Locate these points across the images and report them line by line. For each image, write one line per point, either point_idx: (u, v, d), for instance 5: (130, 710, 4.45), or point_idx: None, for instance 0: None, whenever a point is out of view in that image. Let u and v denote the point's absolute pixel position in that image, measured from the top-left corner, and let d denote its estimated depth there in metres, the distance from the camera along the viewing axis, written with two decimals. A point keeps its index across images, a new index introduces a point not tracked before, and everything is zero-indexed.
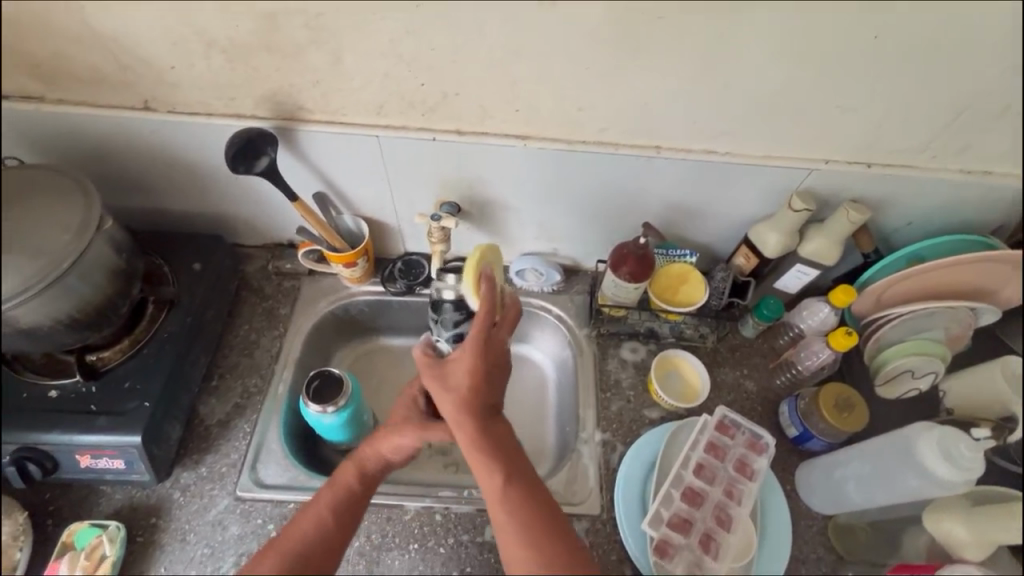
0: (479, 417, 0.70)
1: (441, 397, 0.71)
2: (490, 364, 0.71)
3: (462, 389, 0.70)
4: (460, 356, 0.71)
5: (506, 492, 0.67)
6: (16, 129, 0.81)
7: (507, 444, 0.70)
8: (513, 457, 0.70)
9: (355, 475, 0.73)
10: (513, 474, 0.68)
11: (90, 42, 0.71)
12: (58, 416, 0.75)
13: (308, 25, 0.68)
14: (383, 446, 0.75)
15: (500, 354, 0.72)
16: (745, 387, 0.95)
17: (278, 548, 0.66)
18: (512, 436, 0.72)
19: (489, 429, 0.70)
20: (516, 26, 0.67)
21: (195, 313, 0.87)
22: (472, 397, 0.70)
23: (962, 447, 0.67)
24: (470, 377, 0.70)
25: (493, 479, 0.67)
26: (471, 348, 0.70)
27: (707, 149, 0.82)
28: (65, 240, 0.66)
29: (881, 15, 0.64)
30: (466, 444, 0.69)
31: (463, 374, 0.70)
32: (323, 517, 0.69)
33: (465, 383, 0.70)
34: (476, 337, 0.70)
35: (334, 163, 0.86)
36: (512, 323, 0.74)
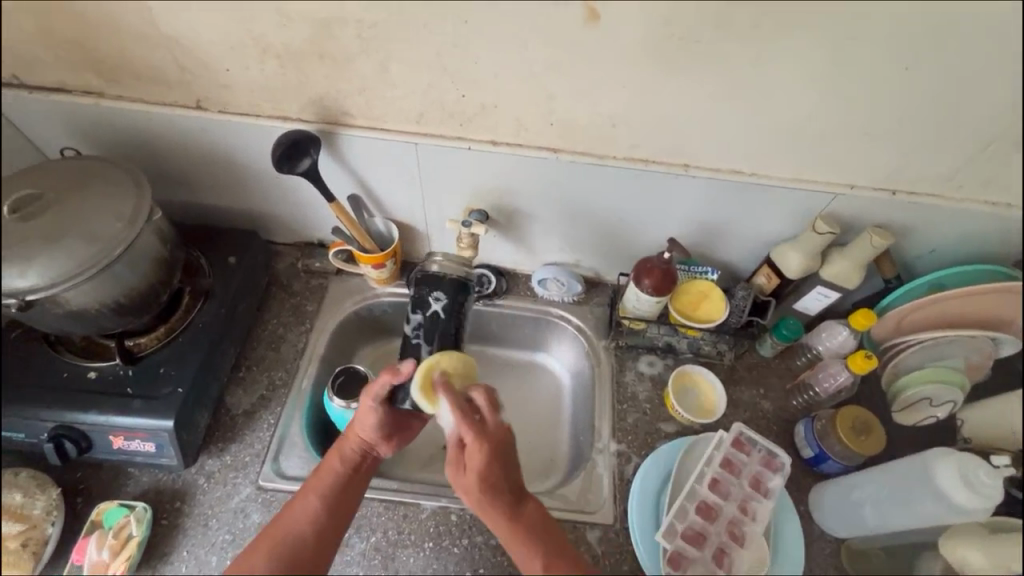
0: (503, 511, 0.69)
1: (461, 491, 0.70)
2: (501, 464, 0.69)
3: (484, 495, 0.68)
4: (468, 480, 0.69)
5: (542, 571, 0.67)
6: (75, 121, 0.86)
7: (544, 525, 0.70)
8: (546, 530, 0.70)
9: (339, 459, 0.77)
10: (553, 562, 0.67)
11: (154, 42, 0.75)
12: (95, 397, 0.78)
13: (361, 35, 0.71)
14: (359, 427, 0.79)
15: (503, 436, 0.70)
16: (761, 406, 0.96)
17: (268, 542, 0.68)
18: (543, 513, 0.72)
19: (514, 517, 0.69)
20: (558, 42, 0.70)
21: (228, 305, 0.90)
22: (489, 480, 0.68)
23: (982, 474, 0.67)
24: (488, 491, 0.68)
25: (529, 561, 0.68)
26: (482, 453, 0.68)
27: (734, 170, 0.84)
28: (116, 228, 0.70)
29: (912, 46, 0.66)
30: (502, 537, 0.69)
31: (474, 475, 0.68)
32: (313, 512, 0.71)
33: (482, 490, 0.68)
34: (479, 447, 0.68)
35: (371, 167, 0.89)
36: (495, 403, 0.72)
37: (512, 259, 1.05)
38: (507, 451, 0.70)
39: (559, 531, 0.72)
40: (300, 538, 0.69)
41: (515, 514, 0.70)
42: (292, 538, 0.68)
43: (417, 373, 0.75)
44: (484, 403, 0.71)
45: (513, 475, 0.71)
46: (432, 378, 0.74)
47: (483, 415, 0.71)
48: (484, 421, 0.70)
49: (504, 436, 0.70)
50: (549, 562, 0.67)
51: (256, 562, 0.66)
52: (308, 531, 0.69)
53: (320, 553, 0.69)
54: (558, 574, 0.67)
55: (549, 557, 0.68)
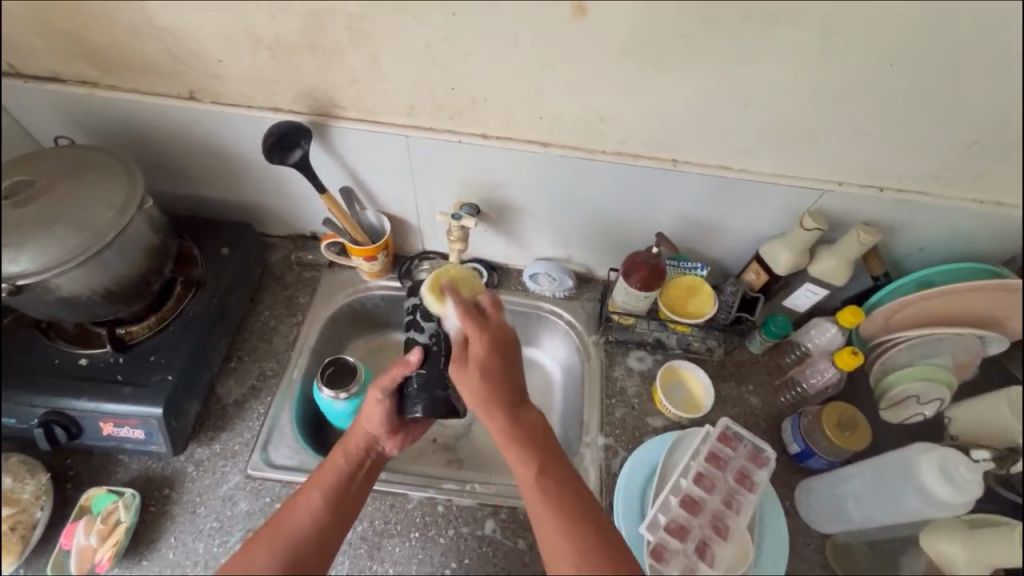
0: (504, 408, 0.71)
1: (466, 385, 0.73)
2: (502, 350, 0.72)
3: (484, 381, 0.71)
4: (473, 339, 0.72)
5: (537, 476, 0.68)
6: (70, 111, 0.87)
7: (536, 430, 0.72)
8: (546, 443, 0.71)
9: (343, 455, 0.77)
10: (547, 468, 0.69)
11: (147, 33, 0.75)
12: (86, 383, 0.79)
13: (351, 27, 0.72)
14: (365, 423, 0.80)
15: (507, 335, 0.73)
16: (749, 402, 0.96)
17: (270, 539, 0.68)
18: (546, 426, 0.73)
19: (515, 417, 0.72)
20: (546, 36, 0.71)
21: (220, 295, 0.90)
22: (489, 367, 0.71)
23: (961, 468, 0.67)
24: (485, 375, 0.71)
25: (523, 468, 0.69)
26: (480, 335, 0.72)
27: (722, 166, 0.84)
28: (108, 215, 0.71)
29: (898, 41, 0.66)
30: (498, 432, 0.71)
31: (476, 362, 0.71)
32: (315, 507, 0.71)
33: (482, 355, 0.71)
34: (478, 334, 0.72)
35: (363, 160, 0.89)
36: (498, 302, 0.76)
37: (504, 254, 1.06)
38: (512, 351, 0.73)
39: (559, 449, 0.72)
40: (302, 532, 0.69)
41: (515, 416, 0.72)
42: (295, 535, 0.69)
43: (429, 282, 0.83)
44: (496, 310, 0.75)
45: (515, 376, 0.73)
46: (440, 284, 0.81)
47: (486, 313, 0.76)
48: (487, 318, 0.75)
49: (503, 333, 0.73)
50: (543, 466, 0.69)
51: (257, 555, 0.66)
52: (310, 526, 0.70)
53: (322, 548, 0.69)
54: (553, 481, 0.68)
55: (545, 458, 0.70)
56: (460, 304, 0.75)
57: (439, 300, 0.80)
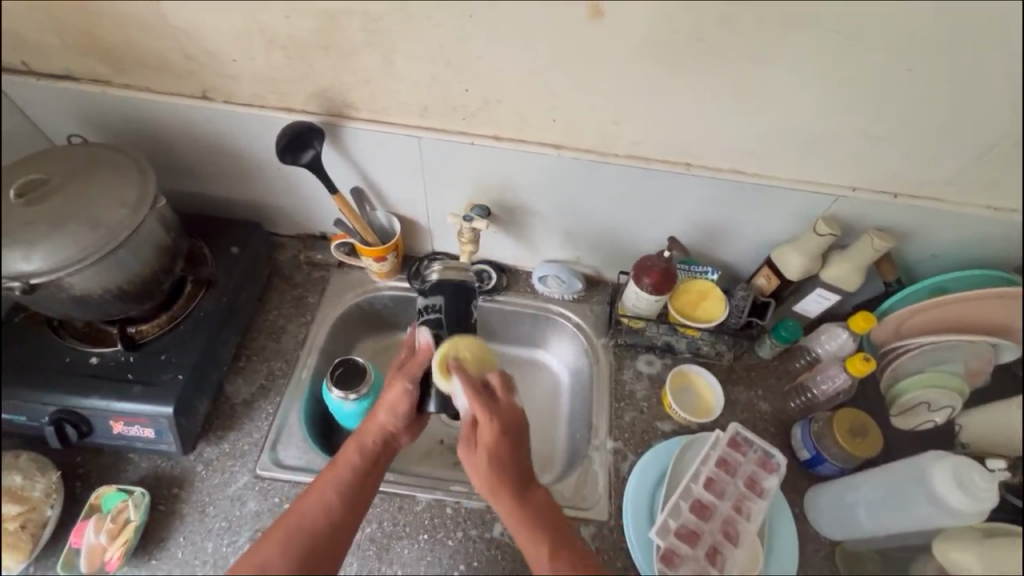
0: (512, 491, 0.72)
1: (475, 474, 0.75)
2: (512, 455, 0.73)
3: (494, 470, 0.72)
4: (484, 429, 0.72)
5: (548, 560, 0.67)
6: (83, 109, 0.87)
7: (545, 511, 0.72)
8: (553, 523, 0.71)
9: (357, 450, 0.77)
10: (558, 551, 0.68)
11: (161, 32, 0.75)
12: (97, 382, 0.79)
13: (366, 28, 0.72)
14: (380, 417, 0.79)
15: (516, 416, 0.74)
16: (759, 407, 0.96)
17: (283, 534, 0.68)
18: (552, 503, 0.73)
19: (524, 498, 0.72)
20: (561, 39, 0.71)
21: (230, 294, 0.90)
22: (496, 468, 0.72)
23: (976, 478, 0.66)
24: (496, 470, 0.72)
25: (535, 553, 0.68)
26: (488, 465, 0.72)
27: (736, 170, 0.84)
28: (121, 214, 0.71)
29: (917, 46, 0.65)
30: (508, 521, 0.72)
31: (485, 454, 0.73)
32: (329, 502, 0.71)
33: (494, 490, 0.72)
34: (490, 428, 0.72)
35: (374, 160, 0.89)
36: (508, 383, 0.75)
37: (513, 256, 1.06)
38: (521, 433, 0.74)
39: (568, 527, 0.72)
40: (317, 526, 0.69)
41: (525, 499, 0.72)
42: (309, 530, 0.69)
43: (438, 352, 0.78)
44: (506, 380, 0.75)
45: (521, 457, 0.73)
46: (448, 361, 0.76)
47: (495, 393, 0.75)
48: (497, 399, 0.75)
49: (514, 422, 0.73)
50: (554, 551, 0.68)
51: (272, 549, 0.66)
52: (324, 520, 0.70)
53: (335, 541, 0.69)
54: (564, 564, 0.67)
55: (554, 540, 0.69)
56: (472, 403, 0.73)
57: (447, 382, 0.75)
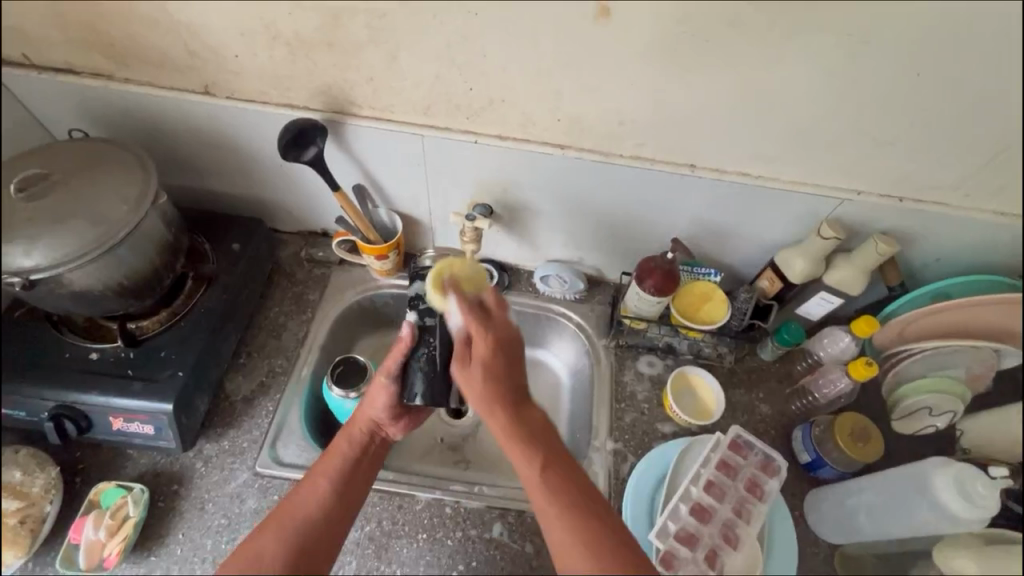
0: (506, 406, 0.70)
1: (467, 385, 0.73)
2: (508, 367, 0.71)
3: (487, 378, 0.70)
4: (477, 339, 0.71)
5: (543, 476, 0.66)
6: (83, 103, 0.86)
7: (538, 429, 0.70)
8: (549, 439, 0.69)
9: (347, 442, 0.78)
10: (552, 466, 0.67)
11: (164, 27, 0.75)
12: (97, 378, 0.79)
13: (370, 25, 0.71)
14: (367, 409, 0.80)
15: (511, 329, 0.72)
16: (759, 410, 0.95)
17: (278, 520, 0.68)
18: (547, 421, 0.71)
19: (516, 416, 0.70)
20: (567, 37, 0.70)
21: (231, 291, 0.90)
22: (495, 372, 0.70)
23: (979, 487, 0.66)
24: (491, 377, 0.70)
25: (528, 469, 0.67)
26: (482, 378, 0.70)
27: (740, 172, 0.83)
28: (122, 210, 0.70)
29: (927, 51, 0.65)
30: (500, 434, 0.70)
31: (481, 365, 0.70)
32: (320, 492, 0.72)
33: (489, 390, 0.70)
34: (485, 334, 0.70)
35: (376, 157, 0.89)
36: (501, 299, 0.74)
37: (515, 255, 1.05)
38: (516, 349, 0.72)
39: (564, 449, 0.70)
40: (308, 516, 0.69)
41: (518, 414, 0.70)
42: (303, 516, 0.69)
43: (431, 278, 0.78)
44: (503, 304, 0.73)
45: (517, 376, 0.71)
46: (443, 281, 0.76)
47: (490, 309, 0.73)
48: (490, 314, 0.73)
49: (512, 331, 0.72)
50: (548, 462, 0.67)
51: (264, 539, 0.66)
52: (315, 511, 0.70)
53: (328, 532, 0.69)
54: (559, 477, 0.66)
55: (549, 453, 0.68)
56: (466, 313, 0.71)
57: (440, 299, 0.75)
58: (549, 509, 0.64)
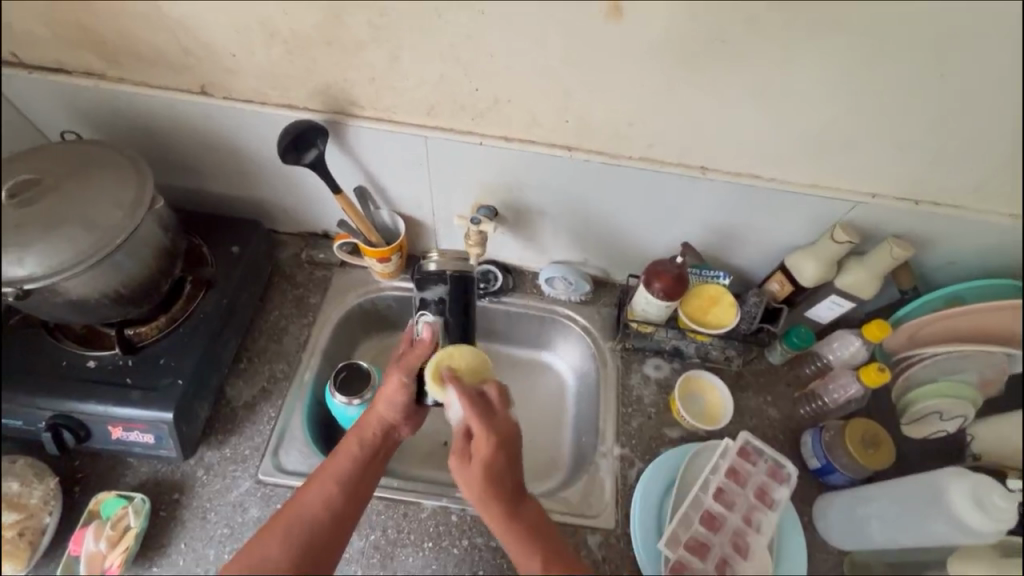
0: (503, 500, 0.67)
1: (465, 484, 0.69)
2: (506, 459, 0.68)
3: (487, 482, 0.66)
4: (478, 435, 0.68)
5: (541, 572, 0.62)
6: (75, 103, 0.83)
7: (535, 527, 0.67)
8: (545, 533, 0.66)
9: (357, 443, 0.75)
10: (552, 558, 0.64)
11: (158, 25, 0.72)
12: (94, 386, 0.77)
13: (372, 23, 0.69)
14: (381, 410, 0.77)
15: (512, 428, 0.70)
16: (767, 414, 0.94)
17: (283, 522, 0.67)
18: (543, 516, 0.69)
19: (516, 514, 0.67)
20: (577, 37, 0.68)
21: (230, 295, 0.88)
22: (494, 469, 0.67)
23: (996, 498, 0.65)
24: (491, 480, 0.66)
25: (528, 560, 0.63)
26: (479, 466, 0.66)
27: (752, 174, 0.81)
28: (117, 215, 0.68)
29: (948, 52, 0.63)
30: (497, 530, 0.66)
31: (480, 465, 0.66)
32: (328, 496, 0.70)
33: (486, 490, 0.66)
34: (485, 432, 0.67)
35: (378, 160, 0.86)
36: (502, 393, 0.72)
37: (519, 256, 1.03)
38: (516, 447, 0.69)
39: (561, 537, 0.68)
40: (314, 521, 0.67)
41: (515, 510, 0.67)
42: (309, 521, 0.67)
43: (428, 367, 0.75)
44: (512, 421, 0.70)
45: (516, 473, 0.69)
46: (442, 373, 0.73)
47: (493, 406, 0.71)
48: (493, 412, 0.71)
49: (509, 434, 0.69)
50: (548, 557, 0.63)
51: (269, 542, 0.65)
52: (323, 516, 0.68)
53: (331, 539, 0.68)
54: (555, 568, 0.63)
55: (548, 549, 0.64)
56: (466, 406, 0.69)
57: (439, 390, 0.73)
58: None
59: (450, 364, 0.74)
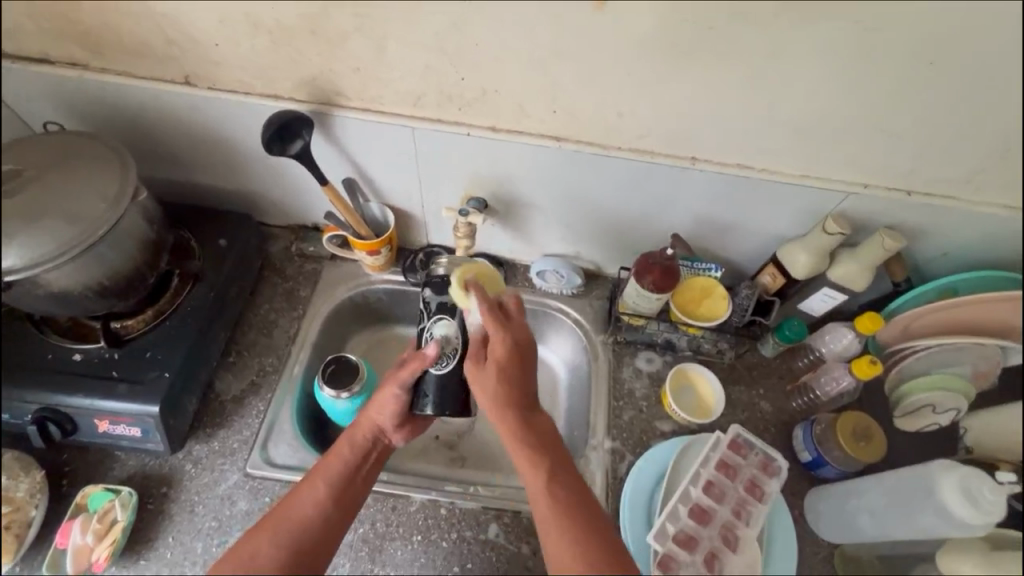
0: (517, 409, 0.72)
1: (479, 387, 0.74)
2: (522, 343, 0.73)
3: (500, 383, 0.72)
4: (497, 336, 0.72)
5: (546, 488, 0.67)
6: (59, 95, 0.83)
7: (546, 432, 0.72)
8: (551, 445, 0.71)
9: (349, 446, 0.76)
10: (558, 478, 0.68)
11: (140, 15, 0.71)
12: (79, 380, 0.77)
13: (356, 12, 0.68)
14: (372, 413, 0.78)
15: (527, 338, 0.74)
16: (759, 407, 0.94)
17: (275, 522, 0.67)
18: (553, 430, 0.73)
19: (526, 422, 0.72)
20: (563, 25, 0.67)
21: (218, 289, 0.88)
22: (510, 378, 0.72)
23: (985, 490, 0.65)
24: (508, 364, 0.72)
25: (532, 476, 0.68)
26: (501, 347, 0.72)
27: (742, 165, 0.81)
28: (100, 208, 0.68)
29: (939, 40, 0.62)
30: (507, 438, 0.72)
31: (497, 366, 0.72)
32: (320, 496, 0.70)
33: (506, 365, 0.72)
34: (501, 325, 0.72)
35: (365, 151, 0.86)
36: (519, 311, 0.75)
37: (510, 249, 1.02)
38: (530, 352, 0.74)
39: (567, 455, 0.71)
40: (306, 520, 0.67)
41: (526, 422, 0.72)
42: (301, 521, 0.67)
43: (453, 276, 0.78)
44: (527, 329, 0.74)
45: (529, 381, 0.74)
46: (466, 280, 0.76)
47: (509, 315, 0.75)
48: (510, 319, 0.75)
49: (524, 343, 0.73)
50: (553, 474, 0.68)
51: (260, 540, 0.65)
52: (315, 515, 0.68)
53: (325, 537, 0.68)
54: (559, 490, 0.66)
55: (554, 463, 0.69)
56: (483, 308, 0.73)
57: (463, 294, 0.75)
58: (550, 523, 0.64)
59: (474, 277, 0.78)
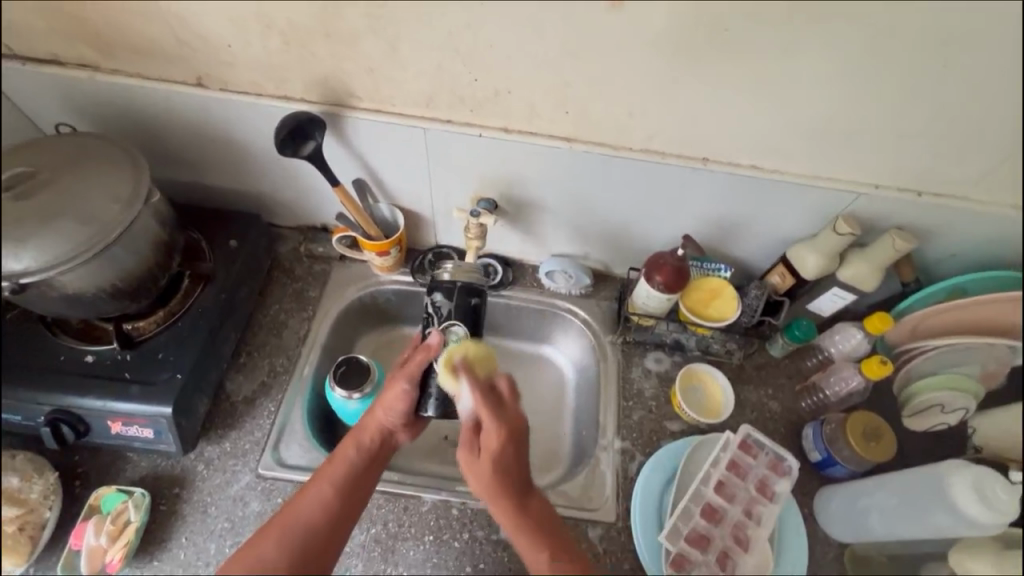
0: (512, 500, 0.69)
1: (473, 477, 0.72)
2: (514, 453, 0.70)
3: (495, 474, 0.69)
4: (488, 433, 0.70)
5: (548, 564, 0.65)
6: (70, 97, 0.83)
7: (547, 519, 0.70)
8: (553, 531, 0.68)
9: (354, 448, 0.75)
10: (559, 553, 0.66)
11: (153, 16, 0.71)
12: (92, 381, 0.77)
13: (369, 14, 0.68)
14: (379, 415, 0.78)
15: (518, 421, 0.71)
16: (768, 407, 0.94)
17: (281, 523, 0.67)
18: (551, 509, 0.71)
19: (521, 508, 0.69)
20: (577, 26, 0.67)
21: (229, 290, 0.88)
22: (505, 463, 0.69)
23: (998, 491, 0.65)
24: (501, 471, 0.69)
25: (535, 552, 0.66)
26: (490, 452, 0.69)
27: (753, 165, 0.81)
28: (113, 210, 0.68)
29: (953, 41, 0.62)
30: (506, 523, 0.69)
31: (490, 458, 0.69)
32: (325, 499, 0.70)
33: (495, 472, 0.69)
34: (498, 435, 0.69)
35: (377, 152, 0.86)
36: (512, 391, 0.72)
37: (519, 249, 1.02)
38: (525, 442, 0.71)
39: (569, 537, 0.70)
40: (312, 524, 0.67)
41: (524, 504, 0.70)
42: (306, 525, 0.67)
43: (444, 356, 0.75)
44: (522, 417, 0.71)
45: (525, 467, 0.71)
46: (454, 363, 0.73)
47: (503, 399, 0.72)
48: (503, 405, 0.71)
49: (518, 427, 0.70)
50: (555, 551, 0.66)
51: (265, 544, 0.65)
52: (321, 518, 0.68)
53: (329, 539, 0.68)
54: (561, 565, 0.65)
55: (554, 541, 0.67)
56: (476, 398, 0.70)
57: (452, 382, 0.73)
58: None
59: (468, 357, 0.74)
